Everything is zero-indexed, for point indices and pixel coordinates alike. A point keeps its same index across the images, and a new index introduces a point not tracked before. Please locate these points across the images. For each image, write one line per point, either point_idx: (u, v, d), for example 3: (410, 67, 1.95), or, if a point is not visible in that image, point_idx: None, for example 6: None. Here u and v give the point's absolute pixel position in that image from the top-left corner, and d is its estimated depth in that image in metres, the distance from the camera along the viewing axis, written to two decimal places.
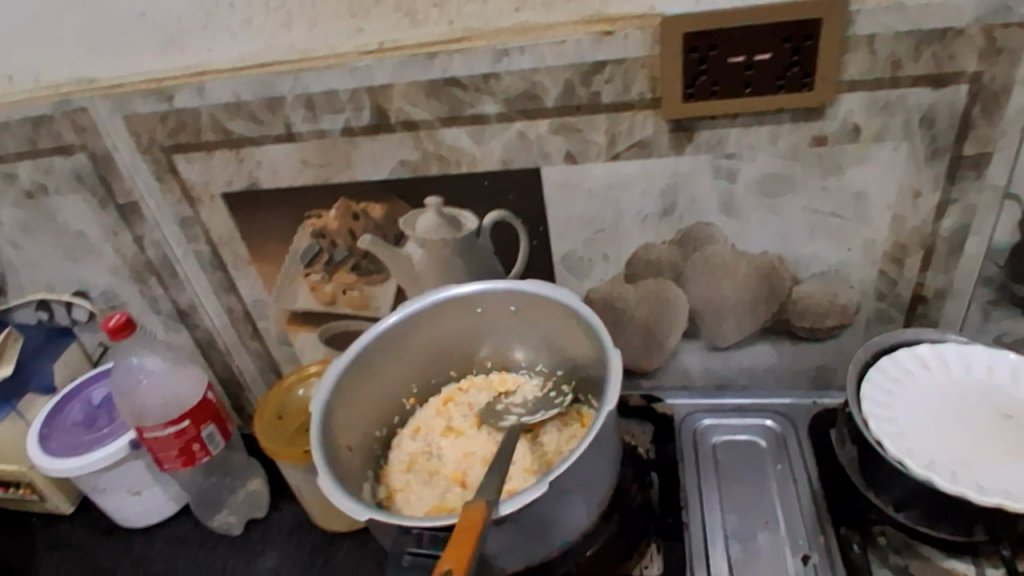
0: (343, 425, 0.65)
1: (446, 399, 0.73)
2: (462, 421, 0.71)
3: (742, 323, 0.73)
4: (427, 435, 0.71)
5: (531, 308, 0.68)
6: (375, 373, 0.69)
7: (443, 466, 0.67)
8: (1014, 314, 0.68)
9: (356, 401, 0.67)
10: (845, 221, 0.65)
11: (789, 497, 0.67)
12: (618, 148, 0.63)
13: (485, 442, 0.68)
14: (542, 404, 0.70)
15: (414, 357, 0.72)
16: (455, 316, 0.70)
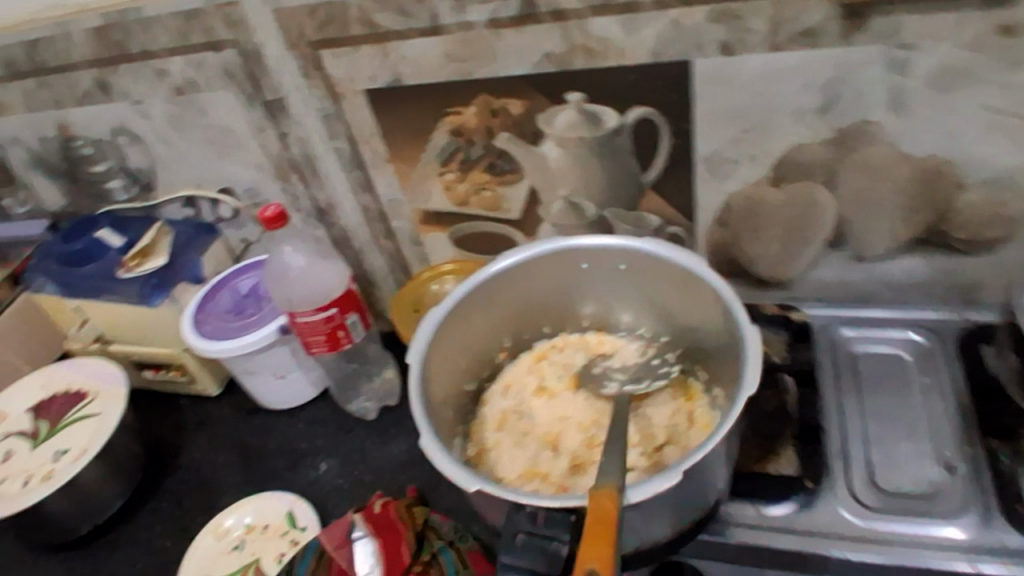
0: (437, 377, 0.69)
1: (539, 356, 0.79)
2: (556, 382, 0.76)
3: (894, 230, 0.68)
4: (518, 393, 0.76)
5: (654, 271, 0.71)
6: (479, 324, 0.74)
7: (537, 427, 0.72)
8: None
9: (457, 345, 0.72)
10: (1022, 120, 0.59)
11: (935, 407, 0.66)
12: (780, 38, 0.58)
13: (578, 406, 0.73)
14: (642, 378, 0.74)
15: (514, 310, 0.77)
16: (560, 272, 0.74)
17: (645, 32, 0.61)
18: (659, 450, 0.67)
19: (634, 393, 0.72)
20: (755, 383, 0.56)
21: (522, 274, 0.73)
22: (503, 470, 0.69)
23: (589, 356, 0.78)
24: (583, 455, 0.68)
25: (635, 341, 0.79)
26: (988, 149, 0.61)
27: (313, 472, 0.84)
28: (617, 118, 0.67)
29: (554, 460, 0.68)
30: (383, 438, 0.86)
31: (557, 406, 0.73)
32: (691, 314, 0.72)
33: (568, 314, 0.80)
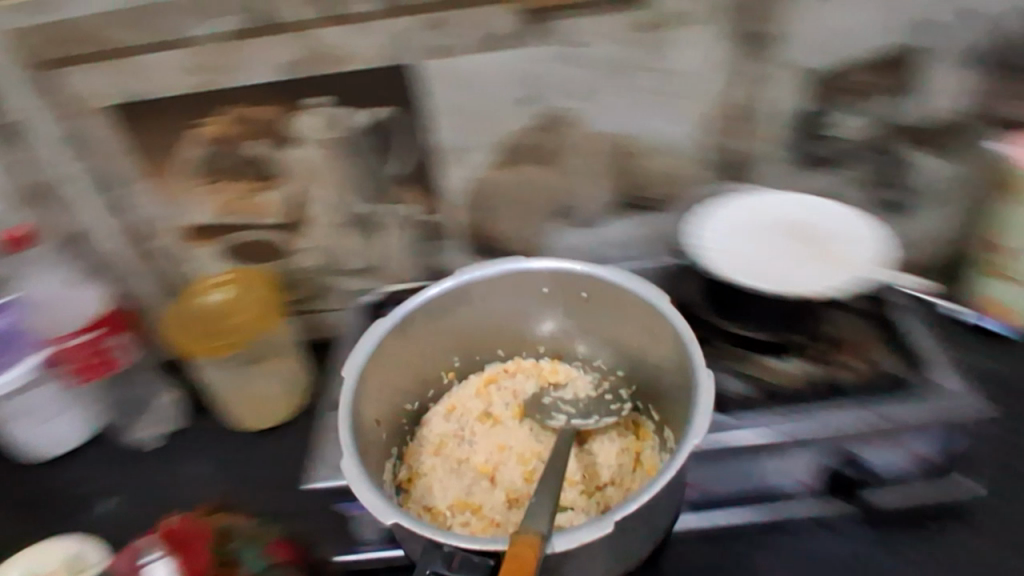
0: (374, 399, 0.71)
1: (489, 381, 0.80)
2: (502, 410, 0.76)
3: (605, 194, 0.82)
4: (461, 418, 0.76)
5: (606, 297, 0.75)
6: (421, 336, 0.76)
7: (475, 454, 0.72)
8: (807, 172, 0.82)
9: (389, 365, 0.73)
10: (675, 97, 0.75)
11: None
12: (484, 39, 0.69)
13: (521, 437, 0.73)
14: (587, 410, 0.76)
15: (453, 330, 0.78)
16: (514, 294, 0.78)
17: (370, 39, 0.68)
18: (602, 488, 0.69)
19: (583, 427, 0.73)
20: (702, 433, 0.57)
21: (459, 293, 0.75)
22: (434, 498, 0.69)
23: (541, 384, 0.79)
24: (517, 489, 0.69)
25: (589, 371, 0.81)
26: (656, 124, 0.77)
27: (96, 512, 0.81)
28: (360, 117, 0.73)
29: (489, 494, 0.69)
30: (174, 463, 0.84)
31: (490, 437, 0.74)
32: (648, 347, 0.74)
33: (524, 334, 0.82)
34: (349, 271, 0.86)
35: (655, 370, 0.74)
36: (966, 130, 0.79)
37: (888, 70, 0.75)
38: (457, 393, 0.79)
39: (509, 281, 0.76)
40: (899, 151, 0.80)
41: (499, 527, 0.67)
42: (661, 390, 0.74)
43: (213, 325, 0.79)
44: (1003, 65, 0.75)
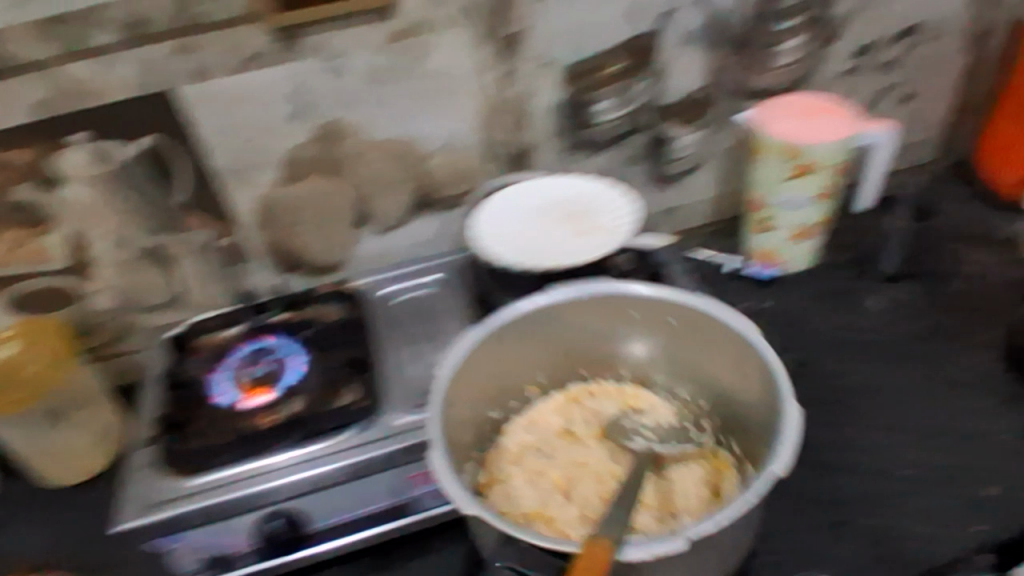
0: (475, 375, 0.70)
1: (572, 399, 0.78)
2: (583, 429, 0.75)
3: (397, 198, 0.84)
4: (541, 428, 0.76)
5: (693, 333, 0.73)
6: (492, 364, 0.72)
7: (552, 467, 0.71)
8: (582, 155, 0.88)
9: (467, 387, 0.70)
10: (441, 98, 0.79)
11: (451, 324, 0.80)
12: (240, 62, 0.71)
13: (597, 455, 0.72)
14: (668, 437, 0.74)
15: (529, 349, 0.76)
16: (607, 316, 0.75)
17: (121, 71, 0.68)
18: (673, 515, 0.67)
19: (659, 454, 0.71)
20: (786, 462, 0.57)
21: (522, 321, 0.71)
22: (510, 506, 0.69)
23: (622, 408, 0.77)
24: (593, 507, 0.68)
25: (666, 396, 0.79)
26: (430, 126, 0.81)
27: None
28: (129, 149, 0.73)
29: (565, 507, 0.68)
30: None
31: (579, 452, 0.73)
32: (721, 380, 0.74)
33: (617, 355, 0.79)
34: (150, 306, 0.84)
35: (738, 405, 0.72)
36: (710, 102, 0.90)
37: (634, 55, 0.83)
38: (537, 407, 0.78)
39: (589, 303, 0.73)
40: (659, 126, 0.90)
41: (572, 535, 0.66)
42: (739, 422, 0.73)
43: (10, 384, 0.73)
44: (721, 44, 0.86)
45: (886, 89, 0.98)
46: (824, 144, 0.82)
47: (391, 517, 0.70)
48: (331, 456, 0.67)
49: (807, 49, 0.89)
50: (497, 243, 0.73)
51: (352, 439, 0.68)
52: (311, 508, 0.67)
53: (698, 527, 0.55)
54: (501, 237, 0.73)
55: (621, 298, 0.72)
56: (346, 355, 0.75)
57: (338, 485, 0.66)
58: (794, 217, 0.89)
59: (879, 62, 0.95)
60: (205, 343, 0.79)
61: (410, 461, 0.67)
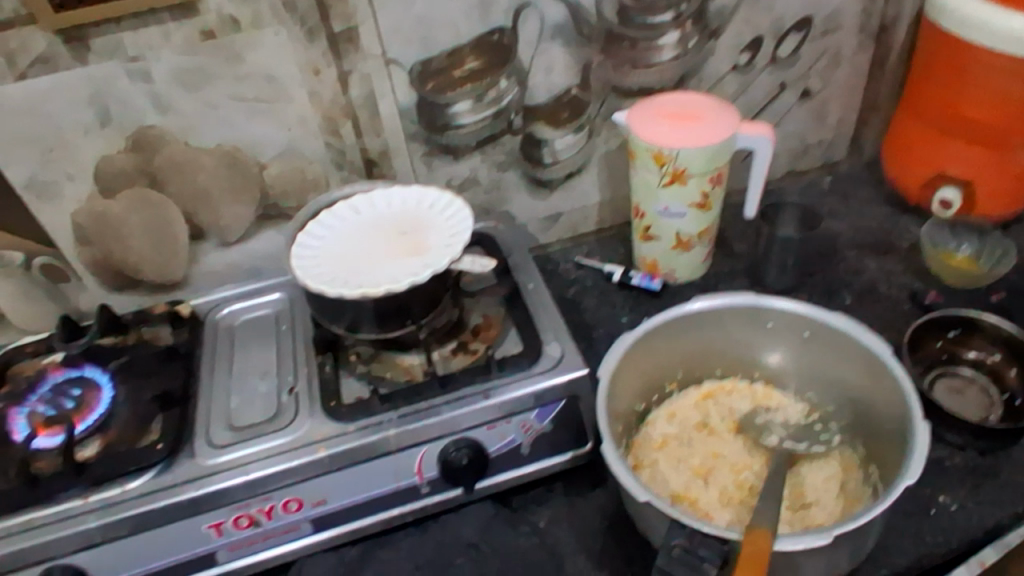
0: (624, 383, 0.66)
1: (706, 395, 0.72)
2: (719, 423, 0.69)
3: (236, 211, 0.77)
4: (683, 419, 0.70)
5: (830, 342, 0.68)
6: (649, 356, 0.69)
7: (693, 455, 0.66)
8: (448, 159, 0.80)
9: (628, 376, 0.67)
10: (270, 103, 0.71)
11: (288, 345, 0.74)
12: (21, 66, 0.63)
13: (736, 449, 0.66)
14: (807, 435, 0.67)
15: (693, 344, 0.72)
16: (741, 322, 0.71)
17: None
18: (806, 508, 0.62)
19: (794, 450, 0.65)
20: (914, 476, 0.54)
21: (688, 322, 0.70)
22: (658, 485, 0.64)
23: (756, 406, 0.71)
24: (734, 494, 0.63)
25: (798, 401, 0.72)
26: (263, 133, 0.73)
27: None
28: None
29: (705, 489, 0.63)
30: None
31: (715, 444, 0.67)
32: (854, 389, 0.68)
33: (755, 358, 0.73)
34: None
35: (871, 412, 0.66)
36: (587, 102, 0.82)
37: (489, 53, 0.75)
38: (675, 402, 0.72)
39: (754, 311, 0.70)
40: (530, 128, 0.81)
41: (714, 518, 0.61)
42: (871, 430, 0.65)
43: None
44: (592, 39, 0.78)
45: (779, 87, 0.92)
46: (691, 149, 0.75)
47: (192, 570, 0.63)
48: (122, 503, 0.61)
49: (686, 45, 0.82)
50: (312, 265, 0.65)
51: (148, 484, 0.62)
52: (98, 562, 0.61)
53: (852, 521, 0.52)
54: (321, 258, 0.65)
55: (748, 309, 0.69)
56: (162, 387, 0.69)
57: (128, 535, 0.60)
58: (673, 227, 0.83)
59: (769, 59, 0.89)
60: (22, 371, 0.74)
61: (211, 507, 0.61)
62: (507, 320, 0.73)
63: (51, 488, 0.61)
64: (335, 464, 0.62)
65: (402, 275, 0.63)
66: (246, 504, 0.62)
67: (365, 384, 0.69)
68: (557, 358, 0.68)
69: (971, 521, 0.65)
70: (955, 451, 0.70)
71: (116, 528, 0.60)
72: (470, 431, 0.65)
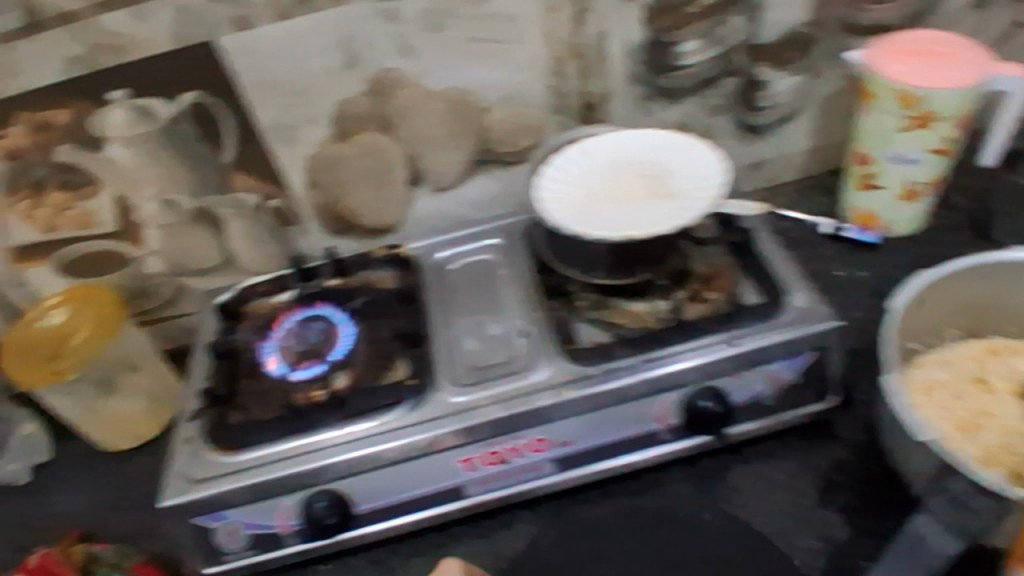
0: (911, 312, 0.65)
1: (991, 350, 0.68)
2: (1001, 381, 0.65)
3: (454, 156, 0.76)
4: (959, 368, 0.67)
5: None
6: (942, 296, 0.67)
7: (960, 405, 0.63)
8: (664, 104, 0.77)
9: (915, 314, 0.66)
10: (505, 44, 0.69)
11: (511, 290, 0.73)
12: (282, 7, 0.64)
13: (1010, 412, 0.62)
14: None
15: (990, 294, 0.68)
16: None
17: (154, 25, 0.63)
18: None
19: None
20: None
21: (997, 270, 0.66)
22: None
23: None
24: (998, 457, 0.59)
25: None
26: (492, 75, 0.71)
27: None
28: (171, 108, 0.68)
29: (965, 443, 0.59)
30: (42, 496, 0.78)
31: (987, 401, 0.63)
32: None
33: None
34: (197, 270, 0.80)
35: None
36: (814, 41, 0.77)
37: None
38: (954, 348, 0.69)
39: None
40: (753, 69, 0.77)
41: None
42: None
43: (60, 350, 0.73)
44: None
45: None
46: (945, 91, 0.69)
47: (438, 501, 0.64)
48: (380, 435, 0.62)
49: None
50: (564, 208, 0.64)
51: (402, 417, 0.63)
52: (358, 490, 0.63)
53: None
54: (568, 201, 0.64)
55: None
56: (397, 325, 0.70)
57: (387, 466, 0.62)
58: (904, 174, 0.78)
59: None
60: (260, 308, 0.76)
61: (463, 443, 0.62)
62: (739, 269, 0.69)
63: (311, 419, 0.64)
64: (582, 406, 0.62)
65: (661, 218, 0.61)
66: (495, 441, 0.62)
67: (600, 329, 0.66)
68: (802, 308, 0.64)
69: None
70: None
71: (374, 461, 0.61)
72: (715, 379, 0.62)
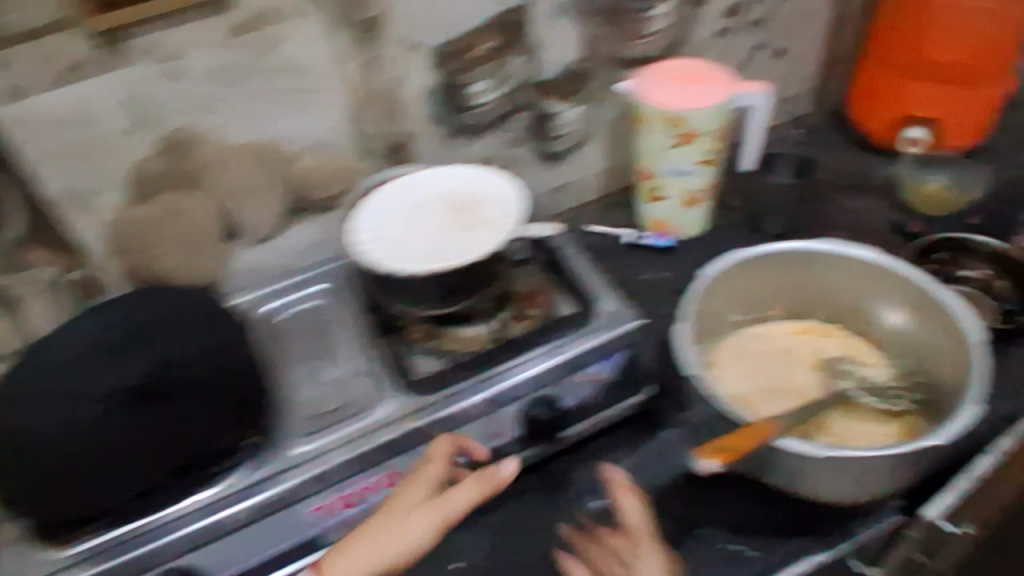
0: (732, 296, 0.80)
1: (803, 330, 0.82)
2: (807, 354, 0.79)
3: (268, 206, 0.80)
4: (772, 338, 0.81)
5: (948, 332, 0.73)
6: (755, 277, 0.80)
7: (764, 372, 0.77)
8: (464, 140, 0.86)
9: (731, 288, 0.79)
10: (301, 95, 0.74)
11: (342, 332, 0.76)
12: (62, 73, 0.64)
13: (807, 383, 0.76)
14: (885, 394, 0.74)
15: (794, 282, 0.82)
16: (844, 274, 0.79)
17: None
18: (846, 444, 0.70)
19: (855, 399, 0.73)
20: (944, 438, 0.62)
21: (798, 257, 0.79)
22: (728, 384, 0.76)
23: (847, 352, 0.80)
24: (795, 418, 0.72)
25: (886, 363, 0.79)
26: (292, 125, 0.76)
27: None
28: None
29: (762, 401, 0.74)
30: None
31: (788, 372, 0.77)
32: (934, 349, 0.75)
33: (860, 311, 0.81)
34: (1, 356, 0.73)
35: (944, 383, 0.73)
36: (582, 74, 0.89)
37: (502, 32, 0.80)
38: (776, 326, 0.83)
39: (866, 272, 0.78)
40: (539, 103, 0.88)
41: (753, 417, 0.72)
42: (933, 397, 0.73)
43: None
44: (594, 13, 0.84)
45: (755, 49, 1.00)
46: (700, 110, 0.82)
47: (230, 499, 0.64)
48: (145, 434, 0.61)
49: (675, 13, 0.90)
50: (377, 248, 0.68)
51: (176, 410, 0.62)
52: (205, 560, 0.65)
53: (533, 350, 0.71)
54: (390, 246, 0.68)
55: (844, 261, 0.78)
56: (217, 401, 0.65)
57: (236, 532, 0.65)
58: (681, 184, 0.91)
59: (746, 21, 0.96)
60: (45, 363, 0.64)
61: (320, 487, 0.66)
62: (554, 286, 0.78)
63: (92, 415, 0.60)
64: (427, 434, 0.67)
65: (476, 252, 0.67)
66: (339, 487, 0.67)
67: (436, 359, 0.72)
68: (612, 312, 0.74)
69: None
70: None
71: (131, 445, 0.61)
72: (545, 391, 0.70)
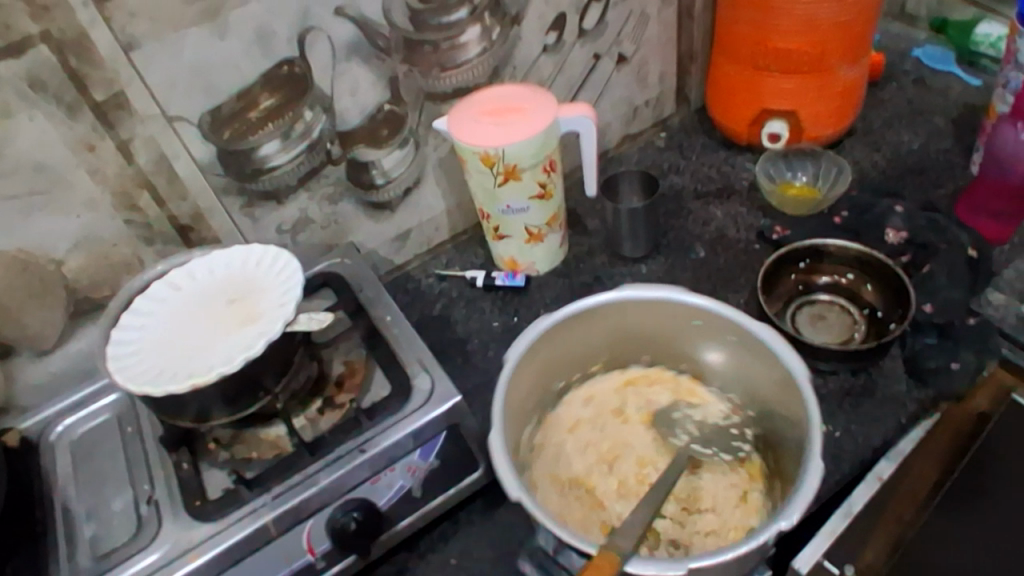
0: (539, 371, 0.71)
1: (628, 381, 0.77)
2: (635, 412, 0.74)
3: (47, 316, 0.71)
4: (597, 402, 0.75)
5: (770, 371, 0.66)
6: (562, 342, 0.71)
7: (602, 441, 0.72)
8: (268, 206, 0.77)
9: (529, 369, 0.69)
10: (48, 193, 0.65)
11: (133, 451, 0.67)
12: None
13: (643, 440, 0.72)
14: (721, 441, 0.71)
15: (607, 338, 0.74)
16: (657, 318, 0.72)
17: None
18: (699, 513, 0.66)
19: (697, 455, 0.70)
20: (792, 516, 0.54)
21: (606, 311, 0.70)
22: (568, 464, 0.71)
23: (676, 399, 0.75)
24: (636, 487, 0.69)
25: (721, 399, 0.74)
26: (50, 226, 0.67)
27: None
28: None
29: (603, 479, 0.69)
30: None
31: (624, 431, 0.73)
32: (763, 388, 0.69)
33: (683, 353, 0.75)
34: None
35: (783, 422, 0.67)
36: (395, 117, 0.81)
37: (283, 87, 0.72)
38: (597, 387, 0.77)
39: (683, 315, 0.70)
40: (350, 154, 0.80)
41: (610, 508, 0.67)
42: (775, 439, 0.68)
43: None
44: (391, 51, 0.76)
45: (595, 58, 0.93)
46: (514, 145, 0.74)
47: None
48: None
49: (490, 37, 0.81)
50: (132, 357, 0.60)
51: None
52: None
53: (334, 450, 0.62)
54: (149, 351, 0.60)
55: (671, 306, 0.69)
56: None
57: None
58: (519, 222, 0.83)
59: (577, 33, 0.89)
60: None
61: None
62: (371, 361, 0.70)
63: None
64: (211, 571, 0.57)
65: (239, 349, 0.58)
66: None
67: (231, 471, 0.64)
68: (429, 391, 0.65)
69: (860, 442, 0.70)
70: (830, 376, 0.75)
71: None
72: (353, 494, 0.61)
